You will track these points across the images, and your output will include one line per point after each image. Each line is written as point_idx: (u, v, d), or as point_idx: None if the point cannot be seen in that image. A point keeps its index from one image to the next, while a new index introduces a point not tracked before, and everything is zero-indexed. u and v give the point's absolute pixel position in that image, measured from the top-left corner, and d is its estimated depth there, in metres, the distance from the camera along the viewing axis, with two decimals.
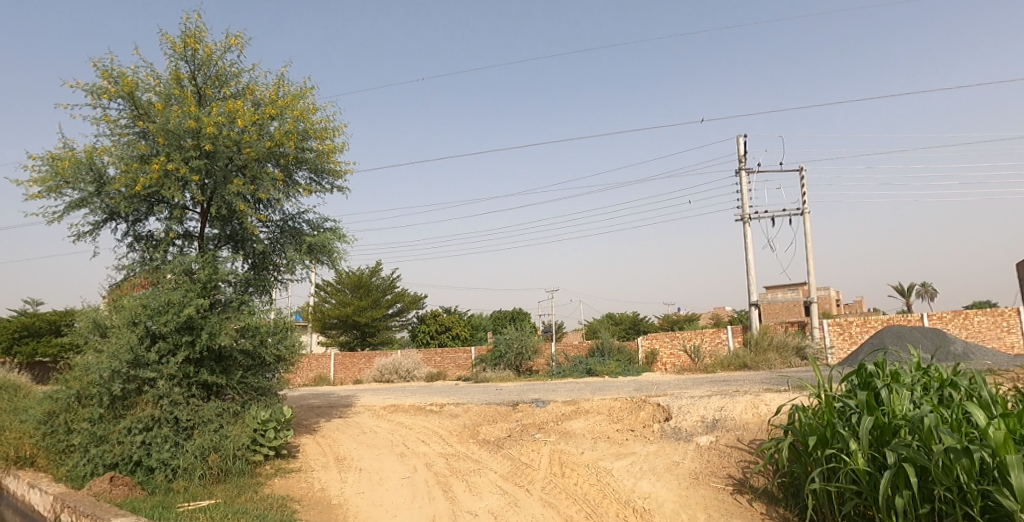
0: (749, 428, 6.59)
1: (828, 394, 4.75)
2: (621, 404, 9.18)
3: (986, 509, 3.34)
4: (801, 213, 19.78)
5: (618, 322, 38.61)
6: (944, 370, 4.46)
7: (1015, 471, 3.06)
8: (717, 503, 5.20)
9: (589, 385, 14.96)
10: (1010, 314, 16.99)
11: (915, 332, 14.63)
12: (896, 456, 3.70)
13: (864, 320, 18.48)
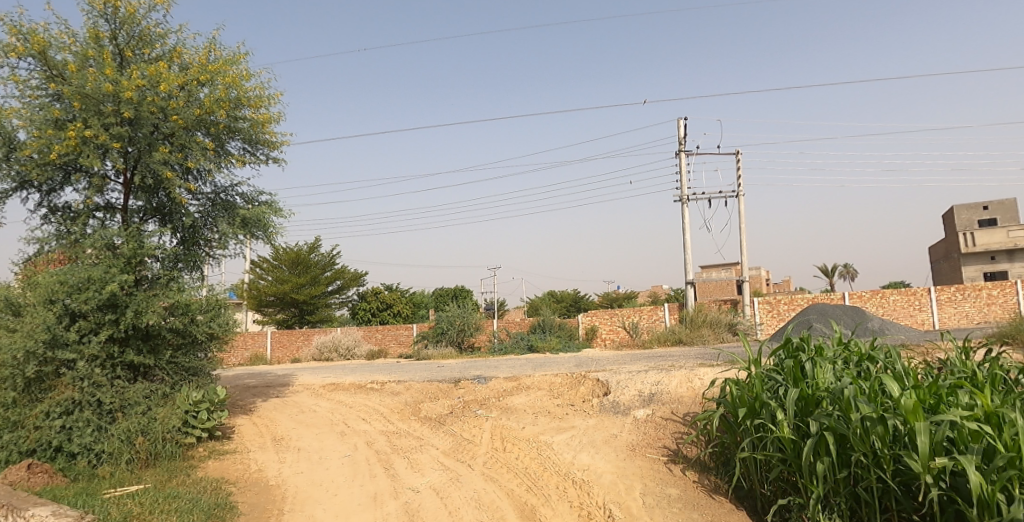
0: (684, 401, 6.89)
1: (757, 368, 5.00)
2: (561, 379, 9.38)
3: (897, 473, 3.60)
4: (736, 195, 20.59)
5: (559, 300, 39.44)
6: (863, 344, 4.77)
7: (923, 437, 3.28)
8: (653, 473, 5.42)
9: (530, 361, 15.18)
10: (923, 294, 18.48)
11: (837, 309, 15.67)
12: (818, 425, 3.96)
13: (792, 299, 19.64)
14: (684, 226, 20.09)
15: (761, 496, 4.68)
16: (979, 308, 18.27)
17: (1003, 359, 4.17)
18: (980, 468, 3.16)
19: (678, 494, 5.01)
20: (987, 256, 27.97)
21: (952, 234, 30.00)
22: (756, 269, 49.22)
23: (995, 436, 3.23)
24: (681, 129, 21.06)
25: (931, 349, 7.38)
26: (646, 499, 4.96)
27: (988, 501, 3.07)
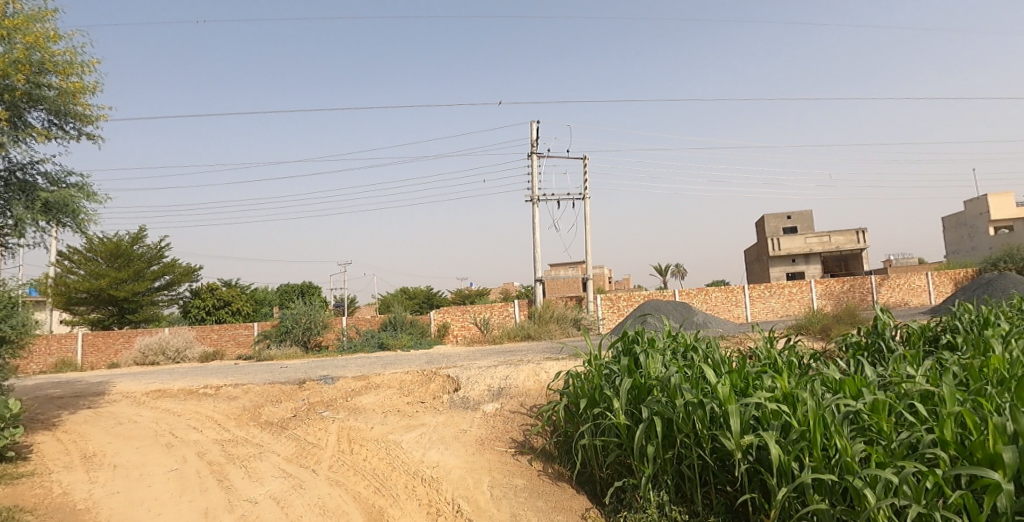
0: (530, 394, 7.19)
1: (598, 361, 5.38)
2: (412, 376, 9.27)
3: (714, 450, 4.00)
4: (583, 198, 21.95)
5: (412, 297, 39.11)
6: (688, 336, 5.29)
7: (734, 417, 3.51)
8: (499, 465, 5.56)
9: (382, 359, 14.79)
10: (738, 291, 21.29)
11: (669, 305, 17.44)
12: (649, 411, 4.33)
13: (630, 296, 21.51)
14: (535, 226, 20.89)
15: (599, 479, 5.01)
16: (783, 303, 21.51)
17: (797, 346, 4.67)
18: (778, 440, 3.29)
19: (524, 484, 5.18)
20: (789, 259, 32.98)
21: (761, 240, 34.97)
22: (599, 267, 53.00)
23: (788, 409, 3.41)
24: (532, 131, 21.87)
25: (740, 339, 8.50)
26: (494, 492, 5.06)
27: (785, 470, 3.17)
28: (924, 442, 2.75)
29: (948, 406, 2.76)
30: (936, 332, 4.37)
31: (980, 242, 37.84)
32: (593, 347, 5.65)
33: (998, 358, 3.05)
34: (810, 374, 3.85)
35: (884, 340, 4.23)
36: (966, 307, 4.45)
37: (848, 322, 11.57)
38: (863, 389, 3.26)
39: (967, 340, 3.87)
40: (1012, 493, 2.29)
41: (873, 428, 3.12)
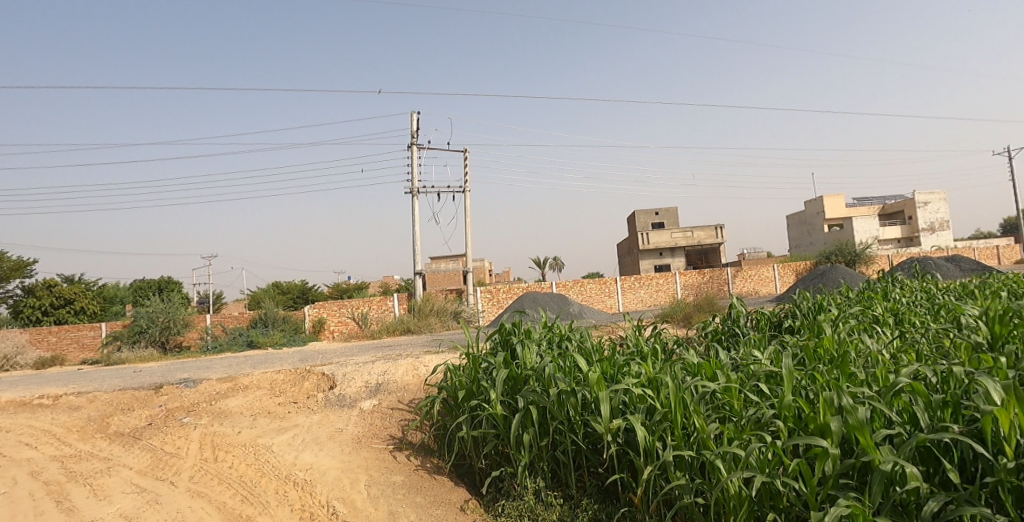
0: (409, 389, 7.02)
1: (476, 354, 5.35)
2: (284, 375, 8.65)
3: (587, 434, 4.09)
4: (463, 191, 21.93)
5: (286, 292, 36.72)
6: (562, 326, 5.37)
7: (605, 404, 3.57)
8: (377, 462, 5.36)
9: (252, 359, 13.66)
10: (611, 283, 22.53)
11: (547, 297, 18.01)
12: (526, 401, 4.38)
13: (509, 288, 21.97)
14: (414, 218, 20.50)
15: (479, 470, 4.99)
16: (651, 294, 23.14)
17: (663, 333, 4.95)
18: (645, 422, 3.47)
19: (402, 480, 5.04)
20: (656, 253, 35.56)
21: (631, 234, 37.43)
22: (480, 260, 53.40)
23: (652, 393, 3.57)
24: (413, 122, 21.40)
25: (612, 328, 8.97)
26: (371, 490, 4.85)
27: (650, 450, 3.36)
28: (768, 417, 2.99)
29: (787, 383, 3.02)
30: (779, 318, 4.88)
31: (816, 238, 43.71)
32: (471, 338, 5.62)
33: (829, 339, 3.42)
34: (672, 358, 4.08)
35: (737, 326, 4.63)
36: (804, 297, 5.02)
37: (708, 311, 12.71)
38: (717, 371, 3.49)
39: (804, 325, 4.35)
40: (836, 458, 2.56)
41: (726, 406, 3.31)
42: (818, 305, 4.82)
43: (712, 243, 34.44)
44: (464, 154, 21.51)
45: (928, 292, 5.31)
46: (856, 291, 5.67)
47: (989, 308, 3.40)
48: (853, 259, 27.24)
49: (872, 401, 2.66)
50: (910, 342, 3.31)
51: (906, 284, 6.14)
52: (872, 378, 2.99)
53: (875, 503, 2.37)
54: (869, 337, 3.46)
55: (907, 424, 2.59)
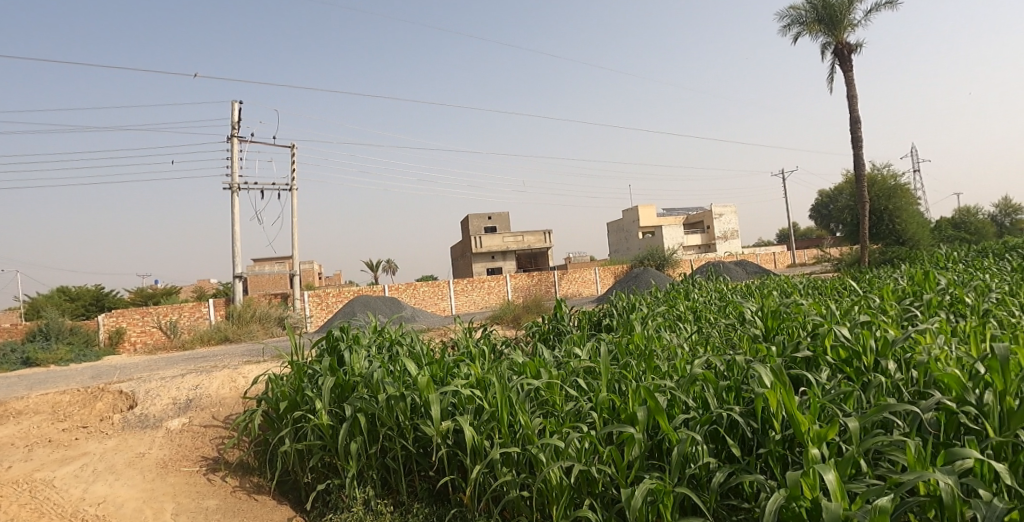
0: (226, 403, 6.26)
1: (299, 362, 4.94)
2: (70, 396, 7.18)
3: (416, 438, 3.97)
4: (291, 188, 20.42)
5: (71, 299, 30.93)
6: (393, 330, 5.17)
7: (435, 406, 3.49)
8: (187, 488, 4.67)
9: (24, 379, 11.20)
10: (444, 286, 22.63)
11: (379, 300, 17.51)
12: (353, 408, 4.13)
13: (339, 291, 21.00)
14: (233, 217, 18.58)
15: (303, 486, 4.60)
16: (482, 296, 23.68)
17: (493, 333, 5.01)
18: (473, 423, 3.47)
19: (217, 504, 4.45)
20: (489, 256, 36.62)
21: (467, 238, 38.16)
22: (310, 262, 50.25)
23: (480, 392, 3.58)
24: (233, 110, 19.42)
25: (443, 330, 8.98)
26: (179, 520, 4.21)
27: (478, 449, 3.36)
28: (585, 409, 3.14)
29: (603, 376, 3.21)
30: (599, 317, 5.23)
31: (632, 244, 48.65)
32: (294, 346, 5.17)
33: (639, 335, 3.69)
34: (499, 358, 4.12)
35: (562, 325, 4.84)
36: (621, 297, 5.46)
37: (536, 311, 13.36)
38: (541, 368, 3.60)
39: (619, 322, 4.69)
40: (642, 443, 2.76)
41: (549, 402, 3.42)
42: (631, 304, 5.27)
43: (541, 248, 36.46)
44: (291, 149, 20.07)
45: (720, 292, 6.13)
46: (665, 290, 6.33)
47: (763, 303, 3.95)
48: (663, 263, 30.77)
49: (672, 390, 2.91)
50: (704, 335, 3.72)
51: (703, 285, 7.02)
52: (673, 369, 3.28)
53: (674, 481, 2.59)
54: (672, 331, 3.81)
55: (699, 408, 2.88)
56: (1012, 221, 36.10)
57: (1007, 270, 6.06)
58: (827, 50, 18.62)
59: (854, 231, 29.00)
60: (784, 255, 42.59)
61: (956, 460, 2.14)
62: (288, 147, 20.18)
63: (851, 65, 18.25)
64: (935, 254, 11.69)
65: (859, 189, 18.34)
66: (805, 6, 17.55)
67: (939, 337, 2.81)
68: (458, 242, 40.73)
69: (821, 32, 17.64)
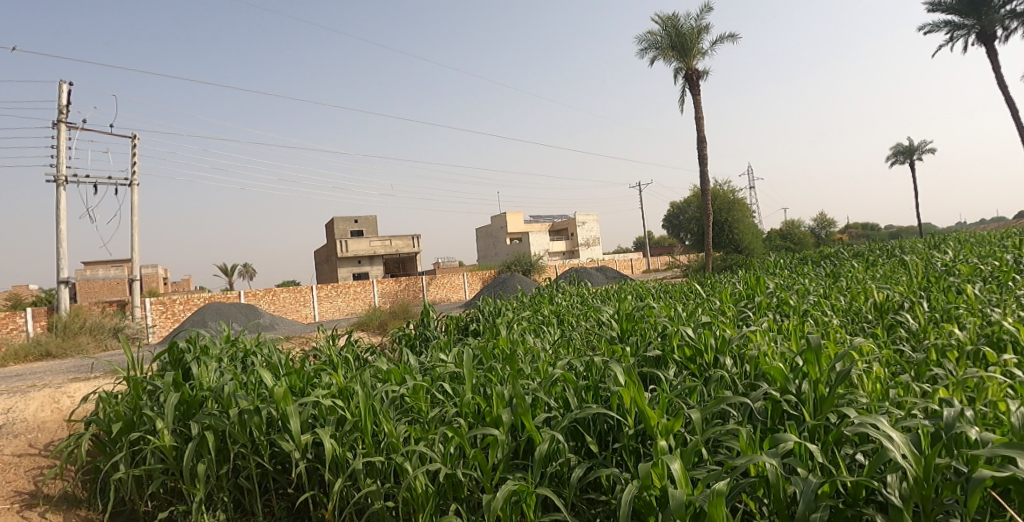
0: (47, 428, 5.38)
1: (136, 378, 4.38)
2: None
3: (273, 455, 3.67)
4: (131, 183, 18.30)
5: None
6: (248, 340, 4.78)
7: (293, 419, 3.26)
8: None
9: None
10: (307, 292, 21.70)
11: (234, 309, 16.82)
12: (199, 427, 3.74)
13: (187, 298, 19.29)
14: (59, 214, 16.23)
15: (141, 516, 4.06)
16: (348, 302, 23.00)
17: (357, 341, 4.81)
18: (334, 434, 3.28)
19: None
20: (355, 260, 35.52)
21: (333, 241, 36.86)
22: (153, 266, 45.19)
23: (342, 403, 3.40)
24: (61, 92, 17.05)
25: (302, 338, 8.58)
26: None
27: (340, 461, 3.18)
28: (451, 414, 3.10)
29: (468, 381, 3.19)
30: (466, 322, 5.25)
31: (500, 249, 49.87)
32: (132, 360, 4.58)
33: (504, 339, 3.72)
34: (364, 366, 3.96)
35: (429, 331, 4.76)
36: (488, 302, 5.52)
37: (401, 317, 13.16)
38: (405, 375, 3.50)
39: (485, 327, 4.72)
40: (506, 445, 2.77)
41: (414, 409, 3.34)
42: (496, 309, 5.35)
43: (408, 252, 36.05)
44: (133, 140, 18.05)
45: (581, 297, 6.43)
46: (530, 295, 6.51)
47: (619, 307, 4.18)
48: (530, 268, 31.83)
49: (535, 391, 2.96)
50: (566, 338, 3.85)
51: (566, 290, 7.33)
52: (536, 371, 3.35)
53: (536, 480, 2.62)
54: (536, 335, 3.89)
55: (561, 408, 2.95)
56: (825, 233, 42.06)
57: (820, 275, 6.99)
58: (679, 74, 20.42)
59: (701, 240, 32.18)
60: (642, 261, 46.21)
61: (780, 443, 2.38)
62: (130, 137, 18.14)
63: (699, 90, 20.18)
64: (764, 261, 13.26)
65: (705, 202, 20.30)
66: (660, 32, 19.12)
67: (765, 335, 3.13)
68: (324, 246, 39.09)
69: (674, 58, 19.32)
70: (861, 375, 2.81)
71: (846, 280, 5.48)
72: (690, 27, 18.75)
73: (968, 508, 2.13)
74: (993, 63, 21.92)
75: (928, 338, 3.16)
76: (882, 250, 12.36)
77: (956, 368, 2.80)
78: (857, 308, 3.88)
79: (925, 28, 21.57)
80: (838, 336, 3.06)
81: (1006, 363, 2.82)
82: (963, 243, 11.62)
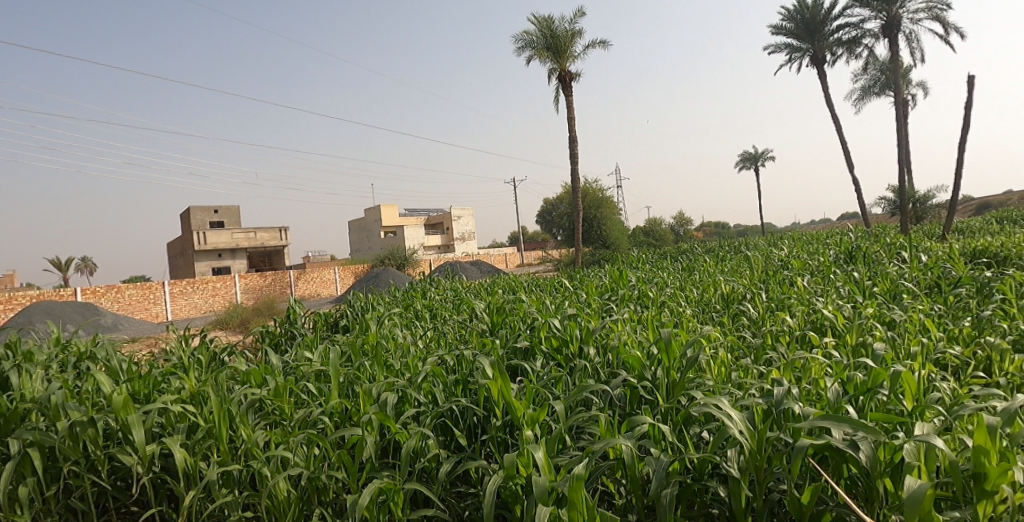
0: None
1: None
2: None
3: (113, 470, 3.28)
4: None
5: None
6: (82, 343, 4.24)
7: (135, 427, 2.91)
8: None
9: None
10: (158, 288, 20.65)
11: (67, 309, 15.58)
12: (19, 444, 3.23)
13: (8, 297, 16.85)
14: None
15: None
16: (205, 299, 22.11)
17: (215, 341, 4.45)
18: (184, 443, 2.99)
19: None
20: (215, 254, 32.98)
21: (188, 232, 34.08)
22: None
23: (194, 408, 3.14)
24: None
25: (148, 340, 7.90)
26: None
27: (191, 473, 2.90)
28: (316, 414, 2.96)
29: (334, 380, 3.07)
30: (335, 318, 5.09)
31: (374, 243, 49.01)
32: None
33: (373, 335, 3.64)
34: (221, 367, 3.68)
35: (295, 328, 4.53)
36: (358, 297, 5.40)
37: (265, 315, 15.54)
38: (267, 376, 3.30)
39: (355, 323, 4.60)
40: (373, 444, 2.69)
41: (276, 411, 3.16)
42: (368, 305, 5.26)
43: (275, 245, 34.37)
44: None
45: (454, 290, 6.49)
46: (403, 290, 6.46)
47: (489, 301, 4.26)
48: (401, 262, 31.85)
49: (405, 386, 2.93)
50: (438, 332, 3.84)
51: (439, 284, 7.34)
52: (406, 366, 3.31)
53: (404, 477, 2.56)
54: (407, 330, 3.84)
55: (430, 402, 2.95)
56: (680, 229, 46.09)
57: (676, 269, 7.64)
58: (553, 75, 21.20)
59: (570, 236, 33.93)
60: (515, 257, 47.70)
61: (636, 426, 2.52)
62: None
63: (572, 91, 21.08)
64: (627, 256, 14.19)
65: (575, 199, 21.20)
66: (536, 33, 19.69)
67: (625, 325, 3.33)
68: (180, 240, 35.89)
69: (548, 59, 20.02)
70: (708, 360, 3.08)
71: (698, 274, 6.01)
72: (563, 30, 19.54)
73: (792, 475, 2.39)
74: (820, 84, 25.12)
75: (765, 325, 3.53)
76: (730, 247, 13.72)
77: (787, 351, 3.15)
78: (706, 299, 4.27)
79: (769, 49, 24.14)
80: (688, 324, 3.32)
81: (825, 345, 3.22)
82: (793, 241, 13.21)
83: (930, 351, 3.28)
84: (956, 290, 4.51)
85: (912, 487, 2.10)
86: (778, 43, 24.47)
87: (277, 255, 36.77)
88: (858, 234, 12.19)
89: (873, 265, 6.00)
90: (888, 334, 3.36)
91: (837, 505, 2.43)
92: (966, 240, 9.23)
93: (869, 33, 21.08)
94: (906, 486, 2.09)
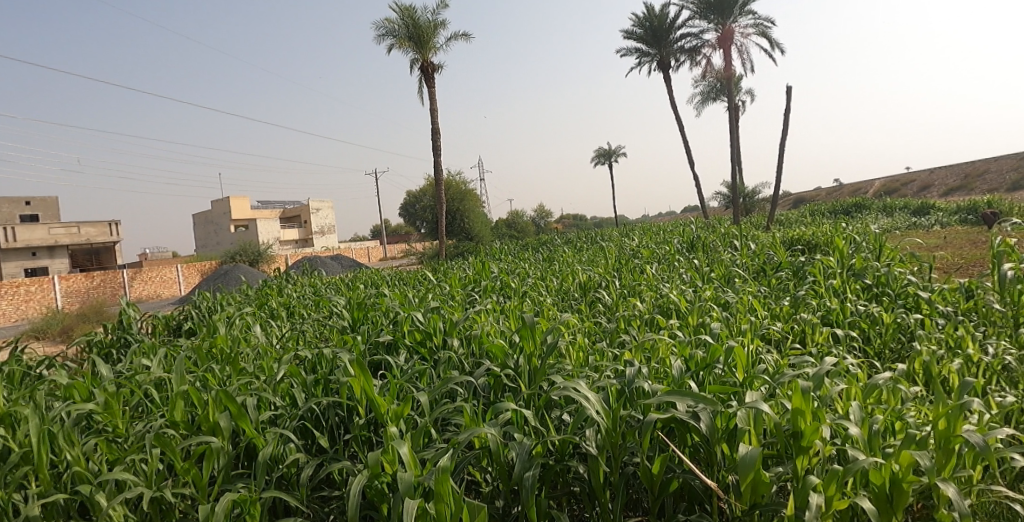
0: None
1: None
2: None
3: None
4: None
5: None
6: None
7: None
8: None
9: None
10: None
11: None
12: None
13: None
14: None
15: None
16: (16, 306, 19.40)
17: (28, 354, 3.87)
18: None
19: None
20: (28, 253, 28.49)
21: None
22: None
23: (4, 433, 2.71)
24: None
25: None
26: None
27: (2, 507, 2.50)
28: (158, 427, 2.69)
29: (177, 388, 2.80)
30: (177, 322, 4.67)
31: (223, 238, 45.38)
32: None
33: (221, 338, 3.39)
34: (38, 383, 3.21)
35: (130, 334, 4.09)
36: (204, 297, 5.01)
37: (93, 319, 14.06)
38: (95, 388, 2.94)
39: (201, 325, 4.26)
40: (224, 454, 2.49)
41: (109, 428, 2.82)
42: (217, 305, 4.89)
43: (104, 242, 31.15)
44: None
45: (312, 287, 6.22)
46: (256, 287, 6.08)
47: (350, 297, 4.15)
48: (256, 259, 29.89)
49: (260, 391, 2.75)
50: (295, 331, 3.66)
51: (296, 281, 6.98)
52: (260, 369, 3.13)
53: (261, 486, 2.39)
54: (260, 330, 3.63)
55: (288, 405, 2.80)
56: (543, 221, 48.10)
57: (537, 260, 7.93)
58: (415, 66, 20.94)
59: (435, 228, 34.04)
60: (378, 251, 46.78)
61: (500, 413, 2.58)
62: None
63: (434, 83, 20.94)
64: (491, 248, 14.51)
65: (439, 192, 21.13)
66: (397, 21, 19.32)
67: (489, 316, 3.41)
68: None
69: (410, 48, 19.73)
70: (567, 345, 3.24)
71: (557, 264, 6.29)
72: (426, 20, 19.37)
73: (643, 447, 2.58)
74: (667, 87, 27.31)
75: (618, 310, 3.80)
76: (588, 238, 14.57)
77: (637, 333, 3.42)
78: (566, 288, 4.50)
79: (622, 53, 25.72)
80: (548, 313, 3.47)
81: (670, 326, 3.53)
82: (643, 232, 14.31)
83: (757, 327, 3.72)
84: (778, 273, 5.18)
85: (743, 448, 2.35)
86: (631, 47, 26.20)
87: (108, 252, 32.70)
88: (698, 226, 13.53)
89: (710, 253, 6.68)
90: (722, 314, 3.76)
91: (683, 471, 2.65)
92: (780, 231, 10.61)
93: (707, 44, 23.28)
94: (739, 448, 2.35)
